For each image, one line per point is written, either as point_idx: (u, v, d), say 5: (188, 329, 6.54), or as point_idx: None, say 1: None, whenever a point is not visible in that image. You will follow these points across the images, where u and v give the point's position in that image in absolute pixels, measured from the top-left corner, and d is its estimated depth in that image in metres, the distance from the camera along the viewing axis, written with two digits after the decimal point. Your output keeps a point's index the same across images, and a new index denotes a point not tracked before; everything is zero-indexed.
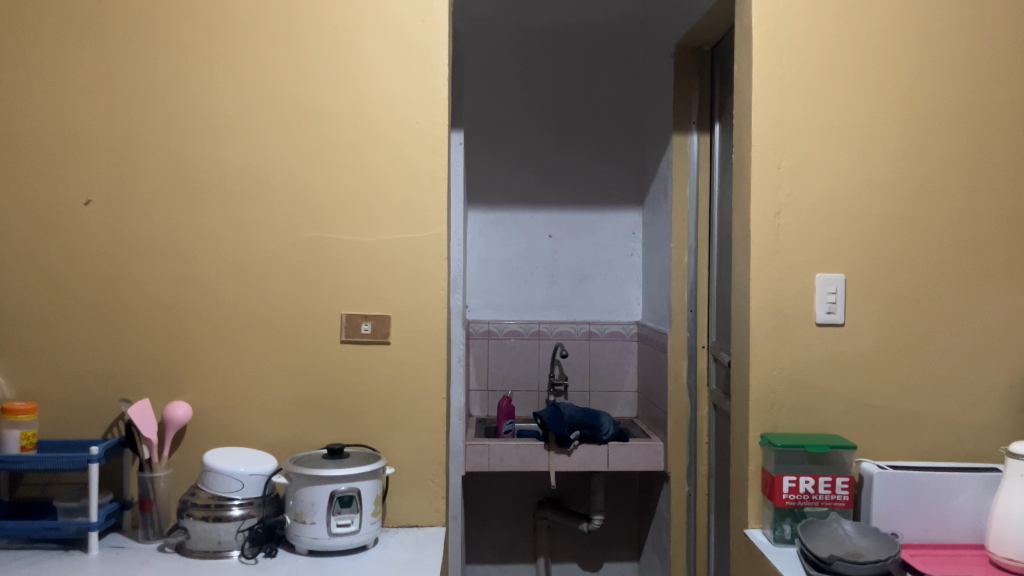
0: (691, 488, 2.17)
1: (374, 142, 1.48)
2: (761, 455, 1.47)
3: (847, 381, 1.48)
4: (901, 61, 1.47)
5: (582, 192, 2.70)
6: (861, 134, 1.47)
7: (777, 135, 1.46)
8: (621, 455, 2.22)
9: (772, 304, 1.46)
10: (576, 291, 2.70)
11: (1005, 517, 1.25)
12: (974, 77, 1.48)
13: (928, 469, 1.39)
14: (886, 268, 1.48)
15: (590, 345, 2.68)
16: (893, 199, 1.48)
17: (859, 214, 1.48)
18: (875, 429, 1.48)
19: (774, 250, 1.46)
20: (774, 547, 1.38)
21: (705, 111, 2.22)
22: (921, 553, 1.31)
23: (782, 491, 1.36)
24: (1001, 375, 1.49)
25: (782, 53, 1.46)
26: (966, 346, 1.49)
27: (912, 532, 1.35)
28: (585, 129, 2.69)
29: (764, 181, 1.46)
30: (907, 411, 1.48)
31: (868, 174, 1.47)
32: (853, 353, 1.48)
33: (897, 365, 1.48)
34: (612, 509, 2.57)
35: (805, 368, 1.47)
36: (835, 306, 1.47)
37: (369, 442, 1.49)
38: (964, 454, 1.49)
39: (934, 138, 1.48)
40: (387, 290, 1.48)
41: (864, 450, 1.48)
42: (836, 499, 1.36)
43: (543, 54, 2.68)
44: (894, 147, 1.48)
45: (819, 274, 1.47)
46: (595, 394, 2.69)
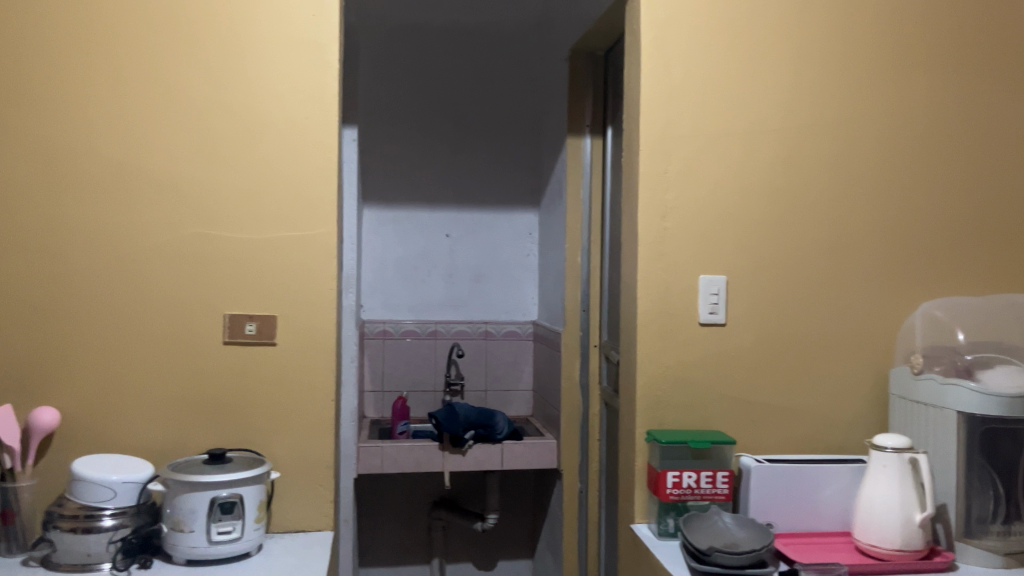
0: (583, 485, 2.21)
1: (261, 137, 1.43)
2: (647, 451, 1.51)
3: (728, 379, 1.53)
4: (780, 72, 1.54)
5: (480, 192, 2.70)
6: (742, 141, 1.53)
7: (664, 141, 1.50)
8: (515, 454, 2.24)
9: (657, 304, 1.51)
10: (473, 291, 2.71)
11: (869, 506, 1.32)
12: (846, 91, 1.57)
13: (802, 461, 1.46)
14: (764, 270, 1.54)
15: (486, 345, 2.69)
16: (771, 204, 1.54)
17: (740, 218, 1.53)
18: (753, 424, 1.54)
19: (660, 252, 1.51)
20: (658, 541, 1.42)
21: (598, 114, 2.25)
22: (794, 542, 1.37)
23: (666, 486, 1.40)
24: (867, 371, 1.58)
25: (670, 61, 1.50)
26: (837, 344, 1.57)
27: (786, 522, 1.42)
28: (482, 129, 2.70)
29: (651, 185, 1.50)
30: (783, 407, 1.55)
31: (749, 180, 1.54)
32: (733, 351, 1.53)
33: (774, 362, 1.55)
34: (507, 508, 2.59)
35: (688, 366, 1.52)
36: (717, 306, 1.52)
37: (253, 446, 1.45)
38: (834, 447, 1.57)
39: (808, 147, 1.55)
40: (273, 289, 1.44)
41: (743, 445, 1.54)
42: (716, 493, 1.41)
43: (441, 52, 2.66)
44: (773, 154, 1.54)
45: (702, 275, 1.52)
46: (492, 394, 2.70)
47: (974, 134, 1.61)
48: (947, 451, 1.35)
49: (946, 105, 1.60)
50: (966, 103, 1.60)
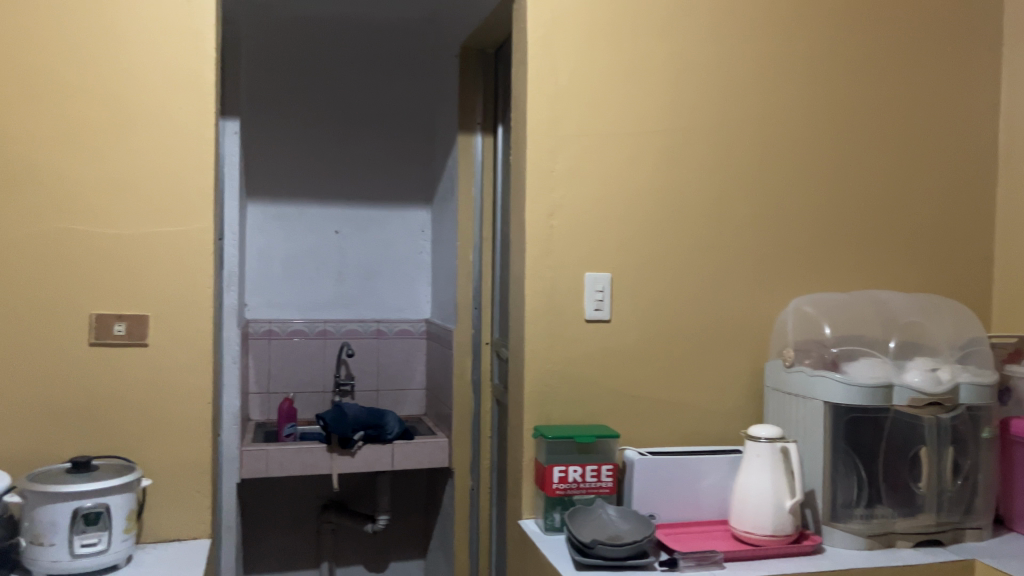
0: (474, 482, 2.21)
1: (132, 128, 1.36)
2: (534, 447, 1.52)
3: (613, 374, 1.56)
4: (662, 74, 1.58)
5: (370, 189, 2.66)
6: (627, 141, 1.56)
7: (551, 139, 1.52)
8: (406, 454, 2.22)
9: (544, 301, 1.52)
10: (364, 289, 2.66)
11: (744, 494, 1.38)
12: (725, 94, 1.62)
13: (682, 453, 1.50)
14: (648, 267, 1.58)
15: (377, 344, 2.65)
16: (654, 203, 1.58)
17: (624, 217, 1.57)
18: (637, 418, 1.58)
19: (547, 249, 1.52)
20: (544, 536, 1.43)
21: (489, 112, 2.26)
22: (674, 532, 1.41)
23: (552, 481, 1.42)
24: (744, 365, 1.64)
25: (556, 61, 1.52)
26: (716, 339, 1.62)
27: (667, 513, 1.46)
28: (372, 124, 2.66)
29: (538, 183, 1.51)
30: (666, 401, 1.60)
31: (633, 179, 1.57)
32: (618, 347, 1.56)
33: (657, 357, 1.59)
34: (399, 508, 2.56)
35: (575, 362, 1.54)
36: (603, 303, 1.55)
37: (123, 453, 1.37)
38: (713, 438, 1.63)
39: (689, 147, 1.60)
40: (145, 287, 1.37)
41: (628, 438, 1.57)
42: (601, 486, 1.44)
43: (329, 46, 2.61)
44: (656, 154, 1.58)
45: (588, 273, 1.54)
46: (383, 393, 2.67)
47: (842, 138, 1.69)
48: (815, 439, 1.42)
49: (817, 110, 1.68)
50: (835, 108, 1.69)
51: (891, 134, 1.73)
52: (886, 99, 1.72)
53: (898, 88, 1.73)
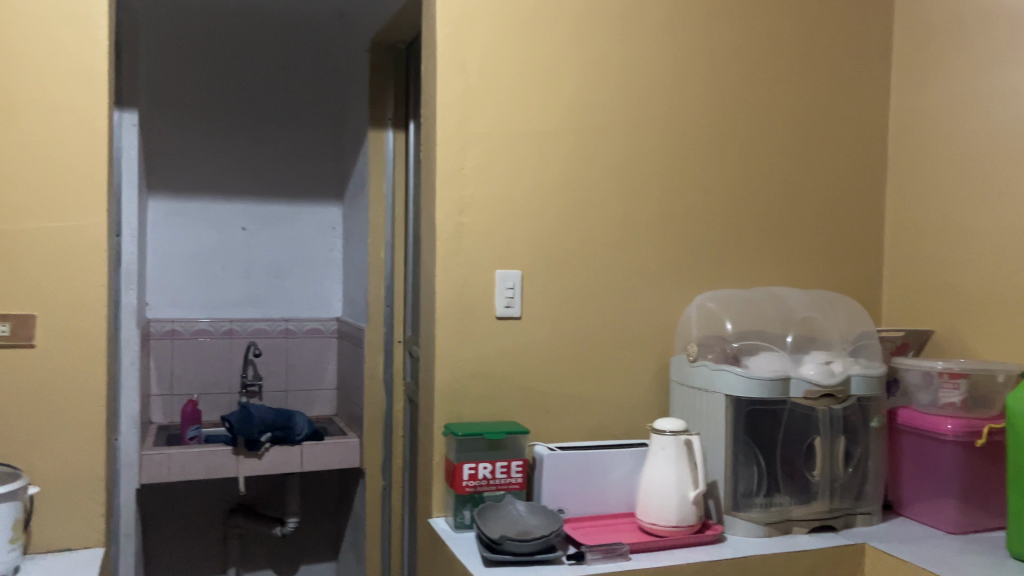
0: (386, 482, 2.19)
1: (16, 117, 1.29)
2: (445, 445, 1.51)
3: (523, 371, 1.57)
4: (571, 74, 1.60)
5: (279, 185, 2.60)
6: (537, 139, 1.57)
7: (461, 137, 1.51)
8: (315, 455, 2.18)
9: (454, 299, 1.52)
10: (272, 287, 2.60)
11: (650, 487, 1.41)
12: (632, 95, 1.65)
13: (591, 447, 1.53)
14: (558, 265, 1.59)
15: (286, 344, 2.59)
16: (564, 200, 1.60)
17: (534, 214, 1.58)
18: (547, 414, 1.59)
19: (457, 247, 1.52)
20: (454, 534, 1.43)
21: (400, 108, 2.23)
22: (582, 525, 1.43)
23: (462, 479, 1.41)
24: (651, 360, 1.68)
25: (466, 58, 1.51)
26: (624, 336, 1.65)
27: (576, 507, 1.48)
28: (281, 118, 2.60)
29: (448, 180, 1.51)
30: (575, 396, 1.62)
31: (543, 177, 1.58)
32: (528, 344, 1.57)
33: (566, 353, 1.61)
34: (309, 511, 2.51)
35: (485, 359, 1.54)
36: (513, 300, 1.55)
37: (8, 460, 1.30)
38: (622, 432, 1.66)
39: (598, 147, 1.62)
40: (32, 285, 1.30)
41: (538, 434, 1.59)
42: (510, 482, 1.44)
43: (235, 37, 2.53)
44: (566, 153, 1.60)
45: (498, 270, 1.55)
46: (293, 394, 2.62)
47: (744, 141, 1.75)
48: (717, 432, 1.47)
49: (721, 113, 1.73)
50: (738, 112, 1.74)
51: (789, 137, 1.79)
52: (785, 104, 1.79)
53: (795, 92, 1.80)
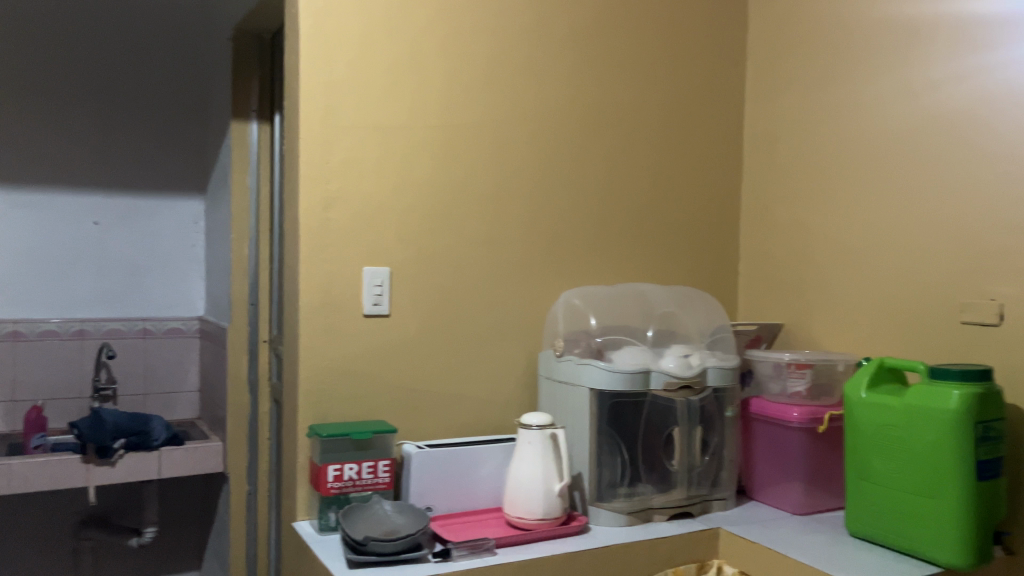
0: (252, 486, 2.11)
1: None
2: (310, 446, 1.48)
3: (392, 369, 1.55)
4: (439, 71, 1.59)
5: (134, 177, 2.46)
6: (405, 135, 1.56)
7: (326, 130, 1.48)
8: (175, 461, 2.09)
9: (320, 296, 1.48)
10: (128, 285, 2.46)
11: (516, 482, 1.42)
12: (501, 93, 1.66)
13: (458, 444, 1.53)
14: (427, 262, 1.58)
15: (144, 345, 2.46)
16: (433, 196, 1.59)
17: (403, 211, 1.56)
18: (416, 412, 1.58)
19: (323, 243, 1.48)
20: (319, 536, 1.40)
21: (265, 99, 2.16)
22: (450, 522, 1.43)
23: (327, 480, 1.39)
24: (520, 356, 1.70)
25: (331, 50, 1.48)
26: (494, 333, 1.66)
27: (443, 504, 1.48)
28: (137, 107, 2.46)
29: (313, 174, 1.47)
30: (445, 393, 1.61)
31: (411, 173, 1.57)
32: (397, 341, 1.56)
33: (436, 351, 1.60)
34: (170, 519, 2.40)
35: (352, 357, 1.51)
36: (381, 298, 1.53)
37: None
38: (491, 428, 1.67)
39: (467, 144, 1.63)
40: None
41: (406, 432, 1.58)
42: (377, 482, 1.43)
43: (85, 18, 2.38)
44: (435, 149, 1.59)
45: (366, 267, 1.52)
46: (151, 397, 2.49)
47: (610, 141, 1.80)
48: (582, 425, 1.50)
49: (588, 114, 1.77)
50: (604, 113, 1.79)
51: (652, 139, 1.86)
52: (648, 107, 1.85)
53: (658, 96, 1.86)
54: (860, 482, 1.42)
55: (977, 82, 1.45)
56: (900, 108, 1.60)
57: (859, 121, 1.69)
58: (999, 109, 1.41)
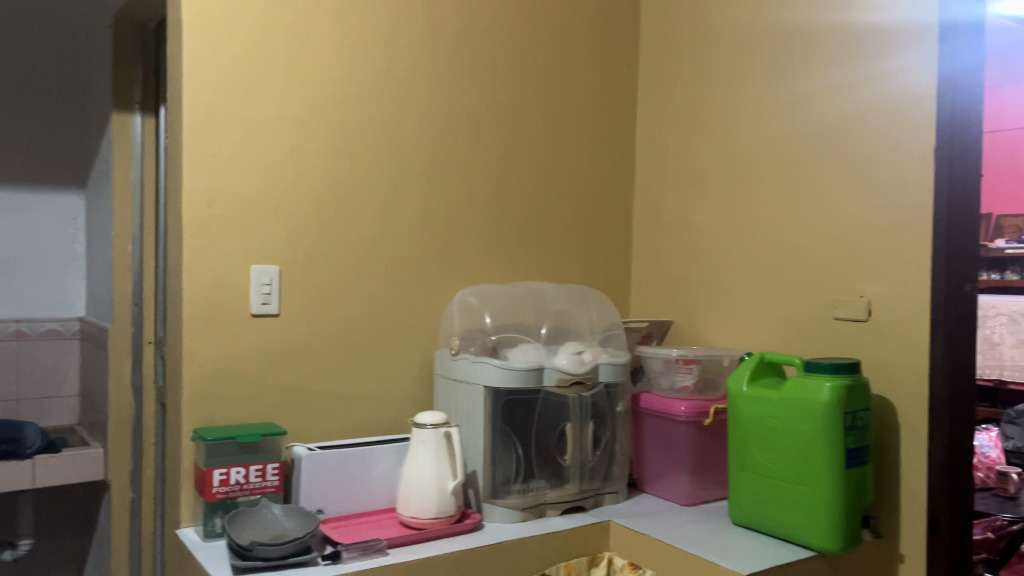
0: (136, 494, 2.03)
1: None
2: (194, 451, 1.43)
3: (281, 370, 1.52)
4: (330, 66, 1.57)
5: (5, 169, 2.32)
6: (295, 131, 1.53)
7: (211, 124, 1.43)
8: (51, 469, 2.00)
9: (204, 295, 1.43)
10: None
11: (409, 481, 1.42)
12: (395, 91, 1.65)
13: (351, 445, 1.51)
14: (318, 261, 1.56)
15: (17, 347, 2.33)
16: (324, 194, 1.56)
17: (293, 208, 1.53)
18: (307, 413, 1.55)
19: (207, 241, 1.44)
20: (203, 543, 1.35)
21: (150, 91, 2.07)
22: (341, 524, 1.41)
23: (212, 485, 1.34)
24: (415, 355, 1.69)
25: (216, 41, 1.43)
26: (388, 332, 1.65)
27: (335, 506, 1.45)
28: (8, 95, 2.32)
29: (197, 169, 1.42)
30: (337, 393, 1.59)
31: (302, 170, 1.54)
32: (287, 341, 1.52)
33: (328, 350, 1.57)
34: (46, 531, 2.28)
35: (239, 358, 1.47)
36: (270, 297, 1.50)
37: None
38: (385, 429, 1.66)
39: (360, 141, 1.60)
40: None
41: (297, 434, 1.54)
42: (266, 486, 1.39)
43: None
44: (327, 146, 1.56)
45: (253, 265, 1.48)
46: (25, 402, 2.36)
47: (505, 141, 1.81)
48: (476, 422, 1.51)
49: (483, 114, 1.78)
50: (499, 113, 1.80)
51: (546, 140, 1.88)
52: (543, 109, 1.87)
53: (552, 97, 1.89)
54: (742, 472, 1.48)
55: (853, 92, 1.54)
56: (779, 118, 1.68)
57: (743, 129, 1.77)
58: (871, 118, 1.50)
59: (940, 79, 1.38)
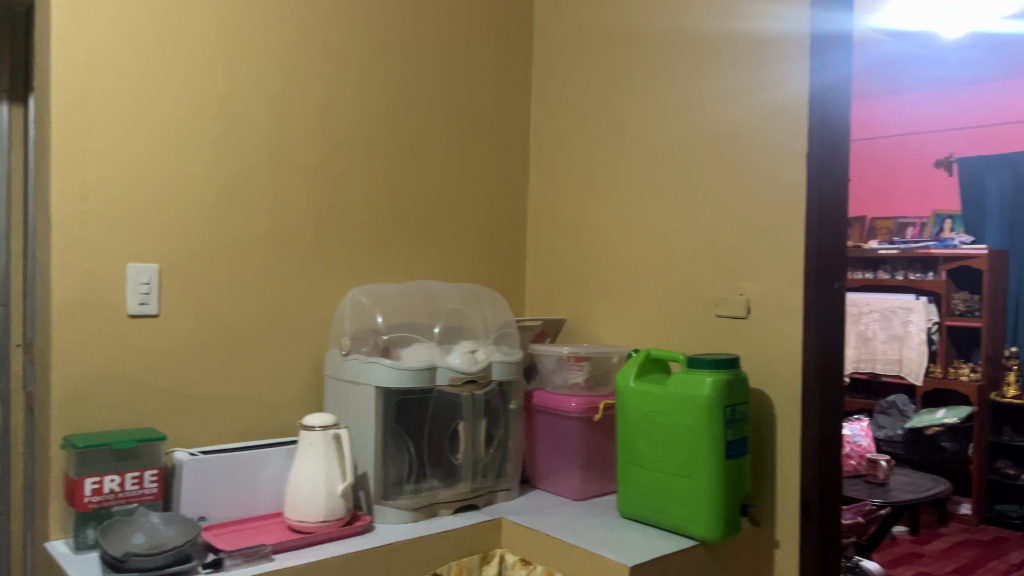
0: None
1: None
2: (65, 459, 1.35)
3: (161, 373, 1.46)
4: (214, 58, 1.52)
5: None
6: (176, 124, 1.47)
7: (83, 115, 1.36)
8: None
9: (76, 295, 1.36)
10: None
11: (297, 485, 1.38)
12: (282, 85, 1.61)
13: (236, 449, 1.46)
14: (202, 259, 1.50)
15: None
16: (208, 189, 1.51)
17: (174, 203, 1.47)
18: (190, 417, 1.50)
19: (79, 238, 1.36)
20: (74, 556, 1.28)
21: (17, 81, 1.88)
22: (225, 531, 1.36)
23: (84, 495, 1.28)
24: (304, 355, 1.65)
25: (89, 27, 1.36)
26: (276, 332, 1.61)
27: (219, 512, 1.41)
28: None
29: (68, 162, 1.35)
30: (221, 396, 1.54)
31: (183, 164, 1.48)
32: (168, 343, 1.46)
33: (212, 352, 1.52)
34: None
35: (115, 360, 1.40)
36: (148, 297, 1.43)
37: None
38: (273, 432, 1.61)
39: (246, 136, 1.56)
40: None
41: (178, 439, 1.48)
42: (143, 494, 1.34)
43: None
44: (210, 140, 1.51)
45: (130, 263, 1.42)
46: None
47: (398, 139, 1.80)
48: (367, 423, 1.49)
49: (376, 111, 1.76)
50: (392, 111, 1.79)
51: (440, 139, 1.88)
52: (437, 108, 1.87)
53: (446, 96, 1.89)
54: (630, 467, 1.52)
55: (733, 100, 1.60)
56: (665, 123, 1.73)
57: (631, 133, 1.81)
58: (749, 125, 1.57)
59: (811, 91, 1.46)
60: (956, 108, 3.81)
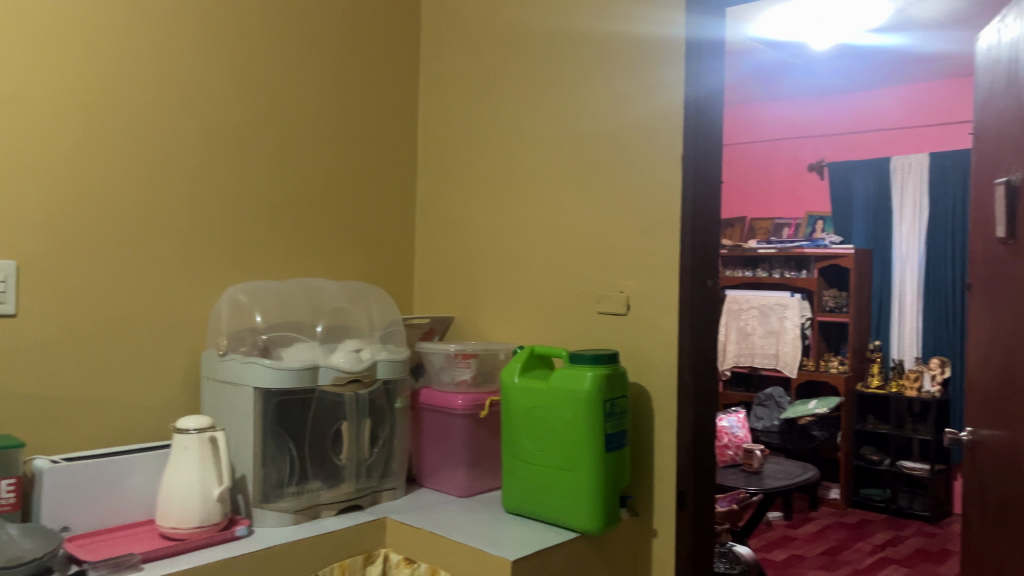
0: None
1: None
2: None
3: (20, 376, 1.37)
4: (80, 44, 1.44)
5: None
6: (36, 113, 1.38)
7: None
8: None
9: None
10: None
11: (170, 490, 1.33)
12: (156, 75, 1.54)
13: (103, 455, 1.39)
14: (65, 255, 1.42)
15: None
16: (73, 182, 1.43)
17: (34, 196, 1.38)
18: (53, 422, 1.41)
19: None
20: None
21: None
22: (91, 541, 1.30)
23: None
24: (179, 356, 1.59)
25: None
26: (148, 332, 1.54)
27: (84, 522, 1.34)
28: None
29: None
30: (88, 400, 1.46)
31: (45, 155, 1.39)
32: (28, 344, 1.38)
33: (78, 353, 1.44)
34: None
35: None
36: (5, 295, 1.35)
37: None
38: (145, 436, 1.55)
39: (115, 127, 1.49)
40: None
41: (39, 446, 1.40)
42: None
43: None
44: (75, 130, 1.43)
45: None
46: None
47: (280, 134, 1.76)
48: (245, 425, 1.45)
49: (257, 105, 1.71)
50: (274, 106, 1.75)
51: (324, 135, 1.85)
52: (321, 103, 1.84)
53: (330, 91, 1.86)
54: (513, 462, 1.53)
55: (612, 104, 1.64)
56: (548, 125, 1.76)
57: (516, 134, 1.84)
58: (627, 128, 1.61)
59: (686, 99, 1.52)
60: (827, 115, 4.05)
